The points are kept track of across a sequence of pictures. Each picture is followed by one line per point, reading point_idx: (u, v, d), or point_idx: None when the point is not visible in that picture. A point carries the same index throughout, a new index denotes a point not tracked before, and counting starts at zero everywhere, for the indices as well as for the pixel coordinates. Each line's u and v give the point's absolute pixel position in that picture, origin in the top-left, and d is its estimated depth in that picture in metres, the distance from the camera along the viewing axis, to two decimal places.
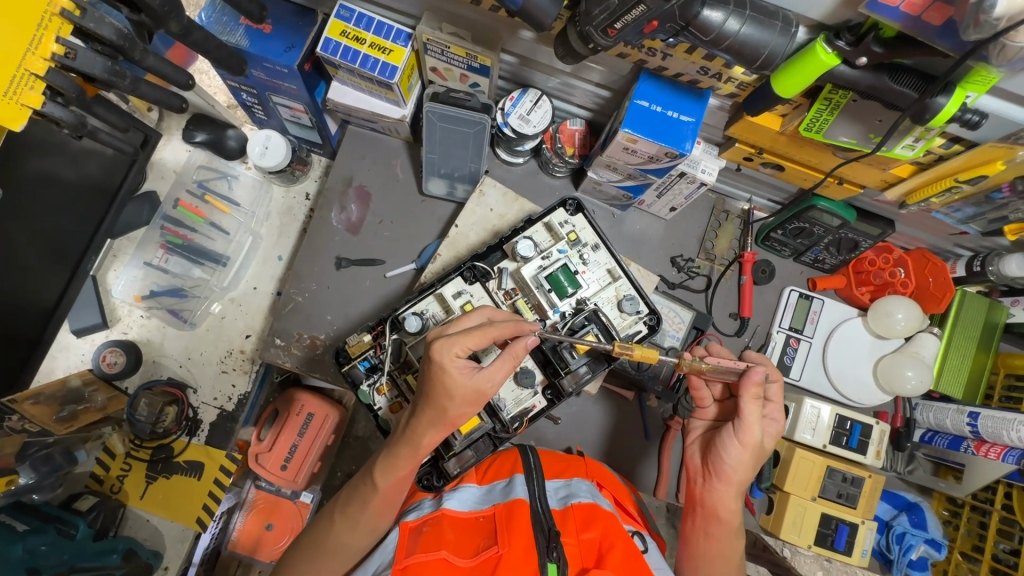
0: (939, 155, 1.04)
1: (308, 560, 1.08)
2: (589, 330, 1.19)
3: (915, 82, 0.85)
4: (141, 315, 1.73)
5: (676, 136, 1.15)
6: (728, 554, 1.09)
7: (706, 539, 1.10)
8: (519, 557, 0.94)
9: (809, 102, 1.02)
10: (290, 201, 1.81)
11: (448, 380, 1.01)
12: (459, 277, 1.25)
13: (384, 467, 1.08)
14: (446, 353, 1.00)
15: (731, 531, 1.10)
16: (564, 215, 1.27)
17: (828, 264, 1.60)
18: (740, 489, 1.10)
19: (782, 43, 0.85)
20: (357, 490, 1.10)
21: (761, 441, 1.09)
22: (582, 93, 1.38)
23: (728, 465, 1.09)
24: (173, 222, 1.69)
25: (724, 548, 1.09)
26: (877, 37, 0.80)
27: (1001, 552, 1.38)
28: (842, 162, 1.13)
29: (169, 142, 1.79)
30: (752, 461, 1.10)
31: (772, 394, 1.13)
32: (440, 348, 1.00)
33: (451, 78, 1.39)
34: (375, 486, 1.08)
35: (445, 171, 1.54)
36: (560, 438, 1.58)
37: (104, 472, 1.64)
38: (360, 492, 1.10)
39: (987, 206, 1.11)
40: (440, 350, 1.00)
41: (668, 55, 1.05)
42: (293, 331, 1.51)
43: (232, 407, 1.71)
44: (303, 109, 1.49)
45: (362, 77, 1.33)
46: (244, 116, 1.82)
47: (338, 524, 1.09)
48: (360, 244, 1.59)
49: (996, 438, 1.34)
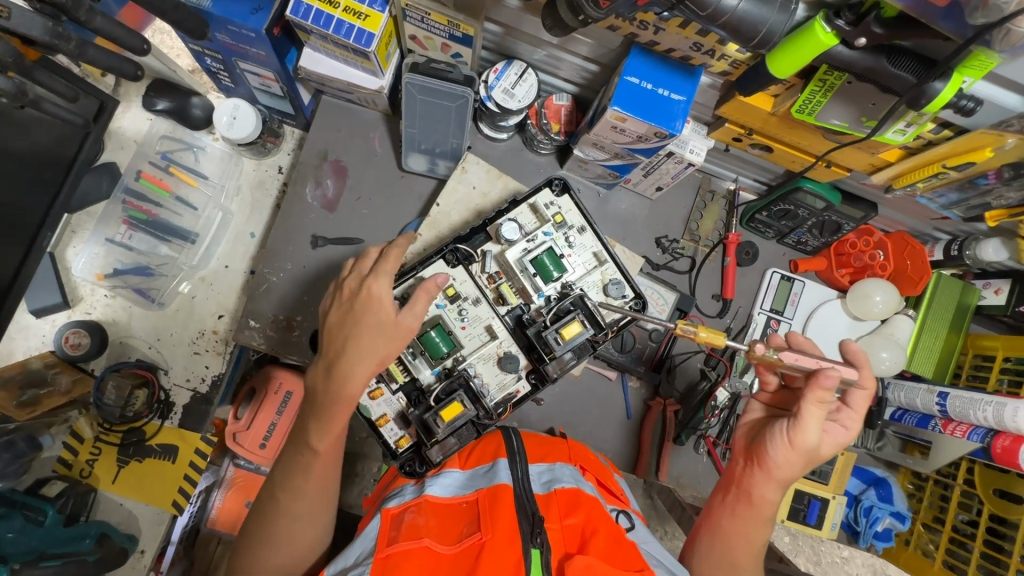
0: (928, 139, 1.03)
1: (263, 531, 1.02)
2: (575, 316, 1.16)
3: (913, 66, 0.82)
4: (105, 295, 1.64)
5: (666, 115, 1.11)
6: (746, 539, 1.04)
7: (730, 519, 1.05)
8: (503, 543, 0.95)
9: (802, 82, 0.99)
10: (261, 175, 1.72)
11: (380, 313, 1.02)
12: (440, 260, 1.20)
13: (319, 430, 1.02)
14: (381, 287, 1.03)
15: (759, 520, 1.03)
16: (550, 195, 1.23)
17: (810, 246, 1.61)
18: (782, 485, 1.02)
19: (781, 20, 0.81)
20: (296, 460, 1.04)
21: (816, 447, 0.98)
22: (569, 66, 1.32)
23: (772, 460, 1.00)
24: (135, 196, 1.61)
25: (745, 532, 1.04)
26: (878, 18, 0.77)
27: (960, 523, 1.45)
28: (832, 145, 1.11)
29: (129, 109, 1.69)
30: (806, 464, 1.00)
31: (853, 400, 1.01)
32: (374, 284, 1.03)
33: (432, 47, 1.31)
34: (314, 451, 1.03)
35: (426, 147, 1.48)
36: (542, 420, 1.57)
37: (73, 457, 1.59)
38: (298, 461, 1.04)
39: (971, 192, 1.12)
40: (373, 285, 1.03)
41: (660, 30, 1.01)
42: (268, 312, 1.46)
43: (206, 389, 1.65)
44: (273, 77, 1.40)
45: (336, 44, 1.25)
46: (210, 83, 1.72)
47: (284, 497, 1.03)
48: (337, 222, 1.53)
49: (963, 417, 1.38)
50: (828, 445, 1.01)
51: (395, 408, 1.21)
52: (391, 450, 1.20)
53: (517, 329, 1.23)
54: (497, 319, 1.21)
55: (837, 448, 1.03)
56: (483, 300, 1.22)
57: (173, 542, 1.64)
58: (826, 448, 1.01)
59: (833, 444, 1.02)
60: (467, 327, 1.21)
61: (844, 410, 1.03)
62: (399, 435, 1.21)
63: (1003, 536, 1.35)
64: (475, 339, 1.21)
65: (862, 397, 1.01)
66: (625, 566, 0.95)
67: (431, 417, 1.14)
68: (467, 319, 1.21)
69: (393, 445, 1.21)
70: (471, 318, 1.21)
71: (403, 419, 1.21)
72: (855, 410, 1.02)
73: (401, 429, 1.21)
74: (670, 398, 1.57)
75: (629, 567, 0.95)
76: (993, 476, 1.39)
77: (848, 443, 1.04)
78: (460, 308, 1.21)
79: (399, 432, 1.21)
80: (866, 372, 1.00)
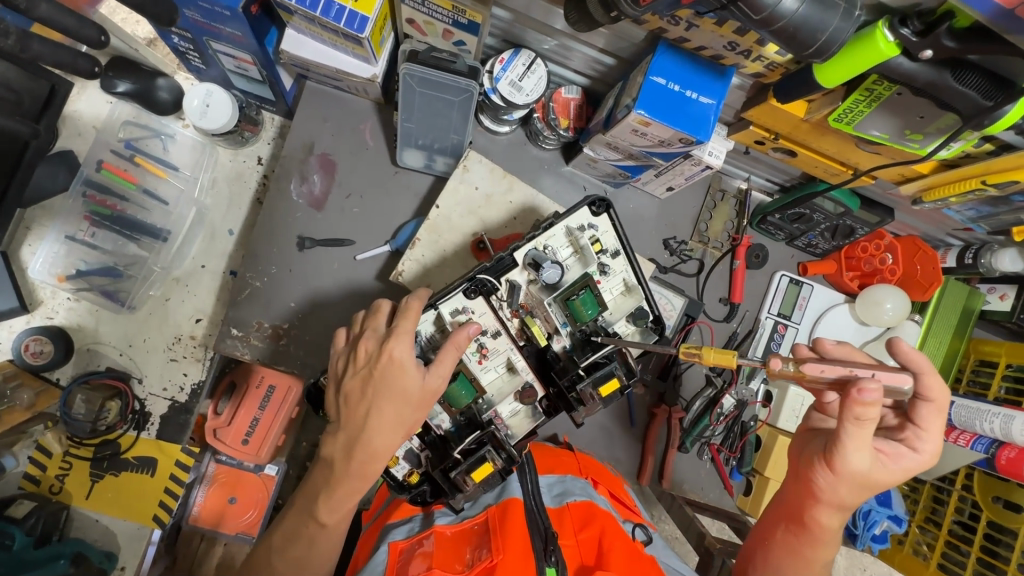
0: (967, 153, 0.97)
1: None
2: (613, 370, 1.08)
3: (981, 83, 0.75)
4: (68, 298, 1.50)
5: (694, 121, 1.02)
6: (811, 564, 0.97)
7: (793, 545, 0.98)
8: (516, 562, 0.89)
9: (845, 90, 0.91)
10: (239, 166, 1.58)
11: (403, 382, 0.90)
12: (460, 291, 1.08)
13: (328, 505, 0.93)
14: (403, 350, 0.90)
15: (818, 545, 0.96)
16: (587, 215, 1.13)
17: (820, 249, 1.56)
18: (838, 509, 0.92)
19: (845, 27, 0.72)
20: (301, 530, 0.95)
21: (867, 472, 0.86)
22: (580, 57, 1.21)
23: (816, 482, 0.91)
24: (97, 188, 1.43)
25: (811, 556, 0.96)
26: (949, 29, 0.70)
27: (955, 526, 1.48)
28: (882, 161, 1.05)
29: (85, 91, 1.52)
30: (863, 487, 0.88)
31: (925, 419, 0.88)
32: (395, 346, 0.90)
33: (432, 33, 1.18)
34: (320, 524, 0.95)
35: (424, 142, 1.36)
36: (545, 427, 1.52)
37: (40, 472, 1.47)
38: (305, 530, 0.96)
39: (1003, 207, 1.09)
40: (394, 347, 0.90)
41: (693, 26, 0.91)
42: (251, 320, 1.35)
43: (185, 398, 1.54)
44: (251, 60, 1.25)
45: (325, 27, 1.11)
46: (176, 62, 1.55)
47: (282, 565, 0.95)
48: (325, 222, 1.41)
49: (967, 426, 1.37)
50: (887, 468, 0.88)
51: (405, 447, 1.09)
52: (398, 482, 1.10)
53: (538, 363, 1.14)
54: (517, 354, 1.13)
55: (902, 473, 0.89)
56: (503, 333, 1.12)
57: (155, 542, 1.51)
58: (887, 471, 0.88)
59: (899, 469, 0.88)
60: (485, 361, 1.13)
61: (915, 429, 0.89)
62: (407, 470, 1.10)
63: (998, 541, 1.37)
64: (492, 371, 1.14)
65: (933, 412, 0.87)
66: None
67: (460, 476, 1.04)
68: (485, 354, 1.12)
69: (401, 479, 1.10)
70: (490, 352, 1.12)
71: (414, 455, 1.10)
72: (927, 429, 0.88)
73: (410, 464, 1.10)
74: (675, 406, 1.51)
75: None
76: (991, 483, 1.40)
77: (918, 471, 0.90)
78: (479, 344, 1.12)
79: (408, 467, 1.10)
80: (940, 388, 0.85)
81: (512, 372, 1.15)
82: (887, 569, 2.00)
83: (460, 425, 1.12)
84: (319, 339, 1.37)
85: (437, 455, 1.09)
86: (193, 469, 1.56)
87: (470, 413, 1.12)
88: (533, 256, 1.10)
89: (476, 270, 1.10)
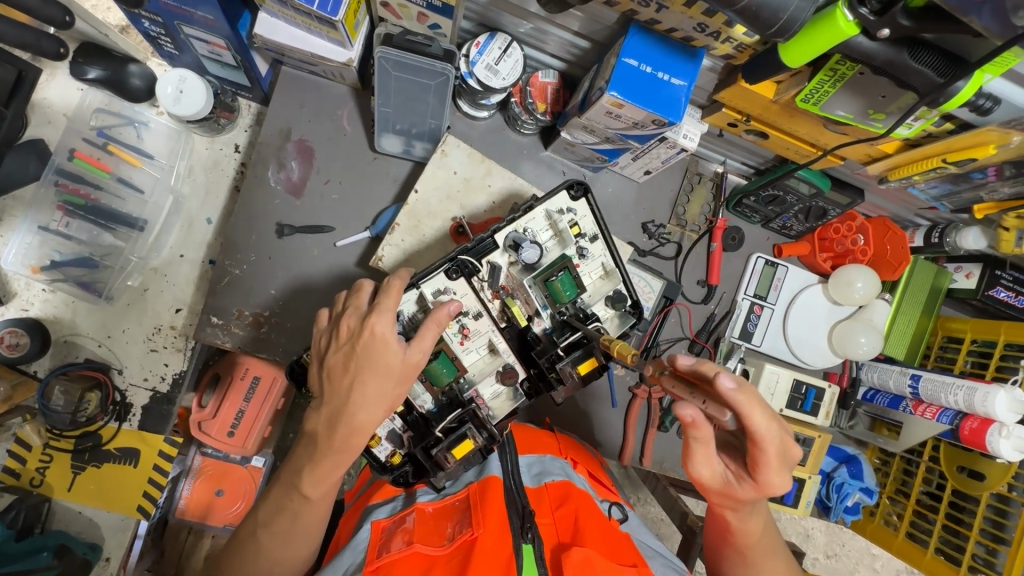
0: (929, 132, 1.01)
1: (246, 567, 0.96)
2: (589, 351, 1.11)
3: (936, 62, 0.78)
4: (43, 289, 1.48)
5: (667, 102, 1.03)
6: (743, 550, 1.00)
7: (720, 528, 1.03)
8: (494, 538, 0.90)
9: (811, 70, 0.93)
10: (216, 154, 1.57)
11: (384, 358, 0.91)
12: (442, 272, 1.09)
13: (313, 478, 0.94)
14: (386, 325, 0.91)
15: (739, 534, 0.99)
16: (567, 200, 1.15)
17: (795, 231, 1.59)
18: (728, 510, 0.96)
19: (805, 7, 0.74)
20: (285, 504, 0.97)
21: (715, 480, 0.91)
22: (556, 41, 1.22)
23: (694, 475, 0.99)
24: (70, 177, 1.40)
25: (745, 545, 1.00)
26: (905, 8, 0.72)
27: (923, 496, 1.53)
28: (847, 141, 1.08)
29: (55, 78, 1.50)
30: (720, 495, 0.93)
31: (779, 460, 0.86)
32: (377, 321, 0.91)
33: (407, 16, 1.18)
34: (305, 497, 0.95)
35: (402, 127, 1.36)
36: (528, 410, 1.54)
37: (20, 465, 1.46)
38: (287, 504, 0.97)
39: (964, 184, 1.14)
40: (376, 323, 0.91)
41: (663, 8, 0.93)
42: (232, 308, 1.35)
43: (166, 388, 1.53)
44: (224, 45, 1.24)
45: (298, 11, 1.10)
46: (148, 48, 1.53)
47: (269, 540, 0.96)
48: (304, 209, 1.41)
49: (934, 399, 1.42)
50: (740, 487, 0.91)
51: (387, 428, 1.13)
52: (380, 464, 1.12)
53: (519, 344, 1.17)
54: (498, 335, 1.14)
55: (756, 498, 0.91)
56: (485, 315, 1.14)
57: (143, 535, 1.51)
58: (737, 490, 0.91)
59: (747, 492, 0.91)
60: (467, 342, 1.14)
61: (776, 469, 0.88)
62: (390, 451, 1.13)
63: (962, 509, 1.44)
64: (475, 352, 1.15)
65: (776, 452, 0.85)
66: (620, 559, 0.90)
67: (441, 453, 1.07)
68: (467, 335, 1.13)
69: (384, 460, 1.13)
70: (472, 333, 1.14)
71: (395, 435, 1.13)
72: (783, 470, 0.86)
73: (392, 445, 1.13)
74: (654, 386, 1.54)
75: (623, 560, 0.91)
76: (956, 454, 1.45)
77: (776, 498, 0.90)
78: (461, 325, 1.13)
79: (390, 448, 1.13)
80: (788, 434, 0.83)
81: (493, 354, 1.17)
82: (863, 543, 2.07)
83: (442, 406, 1.14)
84: (301, 325, 1.38)
85: (418, 434, 1.12)
86: (177, 458, 1.56)
87: (451, 393, 1.14)
88: (514, 237, 1.11)
89: (457, 251, 1.11)
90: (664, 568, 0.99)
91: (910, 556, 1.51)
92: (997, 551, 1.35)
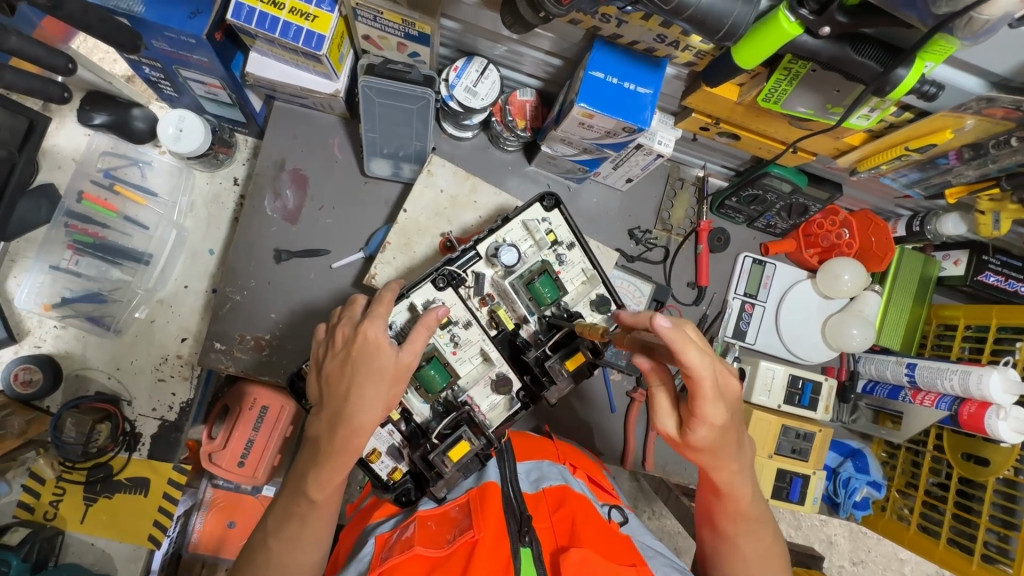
0: (890, 122, 1.05)
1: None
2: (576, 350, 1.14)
3: (878, 54, 0.84)
4: (55, 325, 1.54)
5: (633, 108, 1.09)
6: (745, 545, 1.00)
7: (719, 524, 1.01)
8: (494, 541, 0.92)
9: (768, 71, 0.98)
10: (216, 188, 1.63)
11: (375, 361, 0.94)
12: (430, 282, 1.14)
13: (317, 483, 0.96)
14: (378, 329, 0.94)
15: (740, 521, 0.99)
16: (542, 211, 1.20)
17: (779, 229, 1.63)
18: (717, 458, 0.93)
19: (746, 12, 0.79)
20: (292, 510, 0.99)
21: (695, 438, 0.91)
22: (531, 61, 1.29)
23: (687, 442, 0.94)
24: (80, 218, 1.49)
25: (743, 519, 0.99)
26: (841, 6, 0.77)
27: (932, 486, 1.52)
28: (806, 134, 1.13)
29: (63, 126, 1.59)
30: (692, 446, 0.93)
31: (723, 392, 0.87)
32: (370, 326, 0.95)
33: (388, 47, 1.26)
34: (311, 502, 0.98)
35: (389, 151, 1.42)
36: (529, 420, 1.55)
37: (34, 500, 1.49)
38: (294, 511, 0.99)
39: (932, 171, 1.18)
40: (369, 328, 0.95)
41: (623, 22, 0.98)
42: (234, 332, 1.40)
43: (174, 417, 1.57)
44: (220, 84, 1.32)
45: (285, 48, 1.18)
46: (150, 92, 1.62)
47: (275, 549, 0.98)
48: (301, 233, 1.46)
49: (931, 386, 1.43)
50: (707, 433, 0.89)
51: (387, 442, 1.15)
52: (382, 482, 1.15)
53: (510, 352, 1.20)
54: (489, 343, 1.18)
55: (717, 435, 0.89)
56: (475, 323, 1.18)
57: (154, 567, 1.53)
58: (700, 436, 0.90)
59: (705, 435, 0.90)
60: (458, 351, 1.18)
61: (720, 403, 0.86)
62: (391, 468, 1.15)
63: (971, 496, 1.41)
64: (468, 362, 1.19)
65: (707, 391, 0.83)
66: (618, 558, 0.91)
67: (439, 457, 1.10)
68: (458, 344, 1.18)
69: (385, 478, 1.15)
70: (463, 342, 1.18)
71: (395, 451, 1.15)
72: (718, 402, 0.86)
73: (393, 461, 1.15)
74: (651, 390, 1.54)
75: (622, 560, 0.91)
76: (960, 440, 1.44)
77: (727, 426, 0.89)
78: (451, 334, 1.17)
79: (391, 464, 1.15)
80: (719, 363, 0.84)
81: (487, 362, 1.20)
82: (889, 548, 2.02)
83: (438, 414, 1.18)
84: (302, 346, 1.42)
85: (416, 445, 1.15)
86: (185, 489, 1.58)
87: (447, 400, 1.18)
88: (494, 246, 1.17)
89: (443, 262, 1.17)
90: (663, 566, 1.00)
91: (924, 548, 1.48)
92: (1008, 536, 1.33)
